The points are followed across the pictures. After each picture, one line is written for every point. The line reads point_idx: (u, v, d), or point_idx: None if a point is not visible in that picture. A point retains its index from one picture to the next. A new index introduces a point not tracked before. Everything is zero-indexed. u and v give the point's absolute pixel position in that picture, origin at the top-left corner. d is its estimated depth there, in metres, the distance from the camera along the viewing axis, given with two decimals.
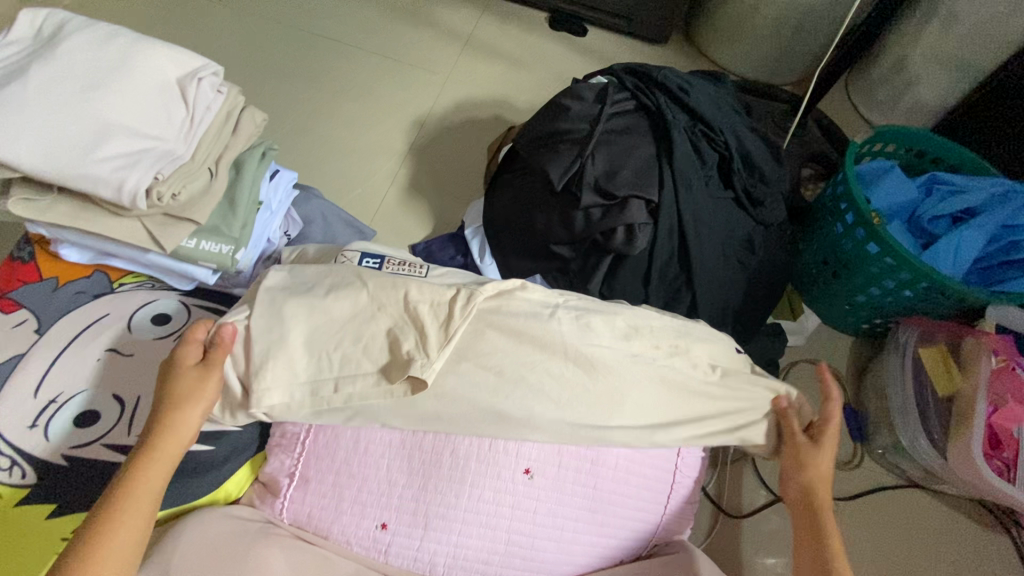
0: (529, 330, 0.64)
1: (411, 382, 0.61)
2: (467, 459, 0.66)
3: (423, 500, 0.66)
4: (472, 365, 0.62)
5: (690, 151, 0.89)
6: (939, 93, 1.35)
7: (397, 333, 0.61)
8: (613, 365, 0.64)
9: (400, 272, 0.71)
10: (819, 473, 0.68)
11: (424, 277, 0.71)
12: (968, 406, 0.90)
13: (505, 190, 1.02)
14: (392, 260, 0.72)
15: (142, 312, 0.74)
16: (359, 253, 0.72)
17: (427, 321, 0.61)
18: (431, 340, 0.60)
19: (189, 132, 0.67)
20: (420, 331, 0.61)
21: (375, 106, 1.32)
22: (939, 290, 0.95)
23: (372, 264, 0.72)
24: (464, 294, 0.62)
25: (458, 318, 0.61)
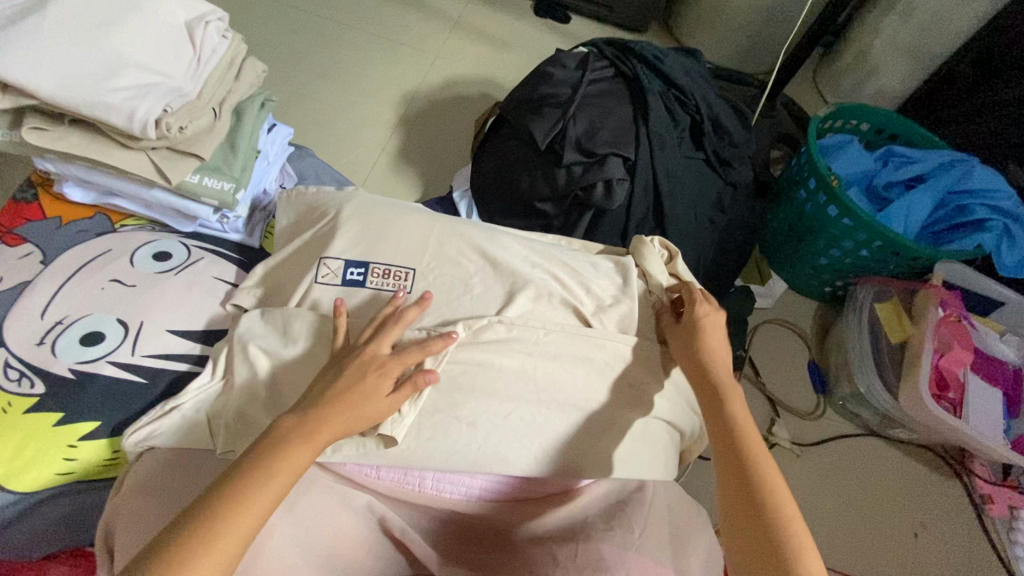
0: (485, 385, 0.69)
1: (382, 438, 0.67)
2: (456, 387, 0.68)
3: (417, 426, 0.68)
4: (444, 424, 0.67)
5: (664, 113, 0.96)
6: (896, 80, 1.44)
7: None
8: (577, 310, 0.74)
9: (383, 286, 0.73)
10: (715, 356, 0.69)
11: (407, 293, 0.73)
12: (917, 350, 0.97)
13: (492, 155, 1.07)
14: (376, 269, 0.74)
15: (145, 248, 0.78)
16: (342, 262, 0.74)
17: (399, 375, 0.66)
18: (402, 395, 0.66)
19: (196, 72, 0.71)
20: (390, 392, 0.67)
21: (366, 81, 1.37)
22: (892, 248, 1.03)
23: (356, 274, 0.73)
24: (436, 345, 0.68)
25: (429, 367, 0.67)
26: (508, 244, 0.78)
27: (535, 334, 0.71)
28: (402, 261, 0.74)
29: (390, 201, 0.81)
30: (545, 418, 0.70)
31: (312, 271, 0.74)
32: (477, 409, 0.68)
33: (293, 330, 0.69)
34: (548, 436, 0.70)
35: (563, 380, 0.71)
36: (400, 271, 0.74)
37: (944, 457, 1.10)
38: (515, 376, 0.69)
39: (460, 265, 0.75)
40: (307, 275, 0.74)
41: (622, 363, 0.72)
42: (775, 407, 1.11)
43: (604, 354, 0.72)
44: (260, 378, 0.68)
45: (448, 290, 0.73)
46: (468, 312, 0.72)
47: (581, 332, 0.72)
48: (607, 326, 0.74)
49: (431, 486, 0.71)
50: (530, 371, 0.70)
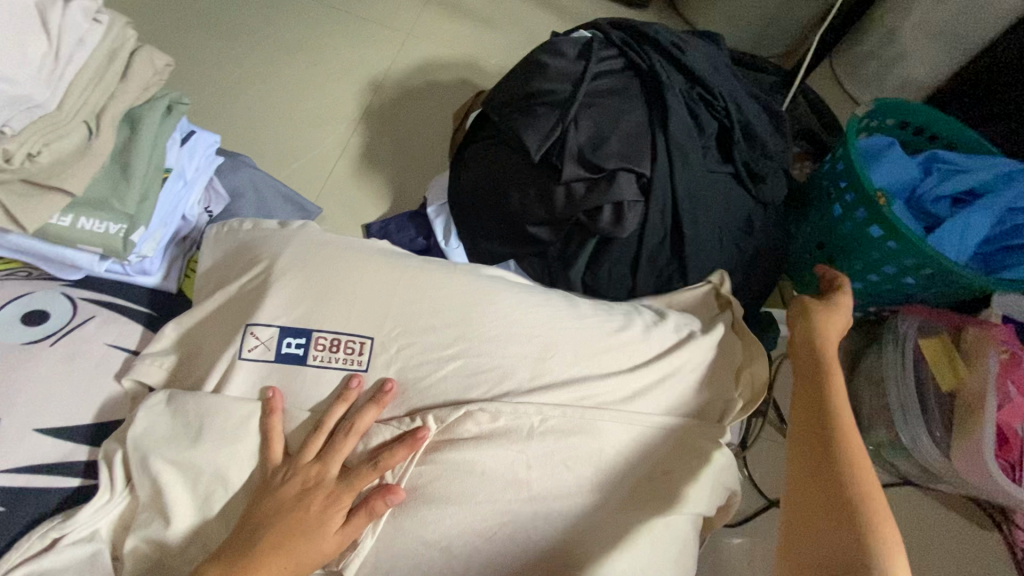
0: (468, 500, 0.52)
1: (330, 571, 0.52)
2: (429, 505, 0.52)
3: (378, 558, 0.51)
4: (413, 556, 0.51)
5: (686, 116, 0.78)
6: (929, 69, 1.27)
7: None
8: (587, 391, 0.57)
9: (332, 362, 0.55)
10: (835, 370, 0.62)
11: (363, 371, 0.56)
12: (972, 400, 0.84)
13: (474, 164, 0.88)
14: (321, 340, 0.55)
15: (11, 307, 0.59)
16: (275, 330, 0.55)
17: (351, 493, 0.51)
18: (352, 523, 0.51)
19: (55, 72, 0.51)
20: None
21: (323, 65, 1.15)
22: (945, 277, 0.88)
23: (294, 347, 0.55)
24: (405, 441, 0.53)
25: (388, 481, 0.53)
26: (495, 297, 0.60)
27: (526, 430, 0.54)
28: (355, 327, 0.56)
29: (342, 240, 0.63)
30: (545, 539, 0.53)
31: (235, 343, 0.56)
32: (455, 533, 0.52)
33: (206, 430, 0.51)
34: (551, 562, 0.53)
35: (569, 487, 0.54)
36: (352, 340, 0.56)
37: (987, 509, 0.97)
38: (506, 487, 0.53)
39: (430, 332, 0.57)
40: (227, 347, 0.56)
41: (643, 458, 0.56)
42: None
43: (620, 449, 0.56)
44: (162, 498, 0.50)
45: (416, 366, 0.56)
46: (441, 398, 0.55)
47: (593, 422, 0.56)
48: (623, 409, 0.57)
49: None
50: (528, 478, 0.53)
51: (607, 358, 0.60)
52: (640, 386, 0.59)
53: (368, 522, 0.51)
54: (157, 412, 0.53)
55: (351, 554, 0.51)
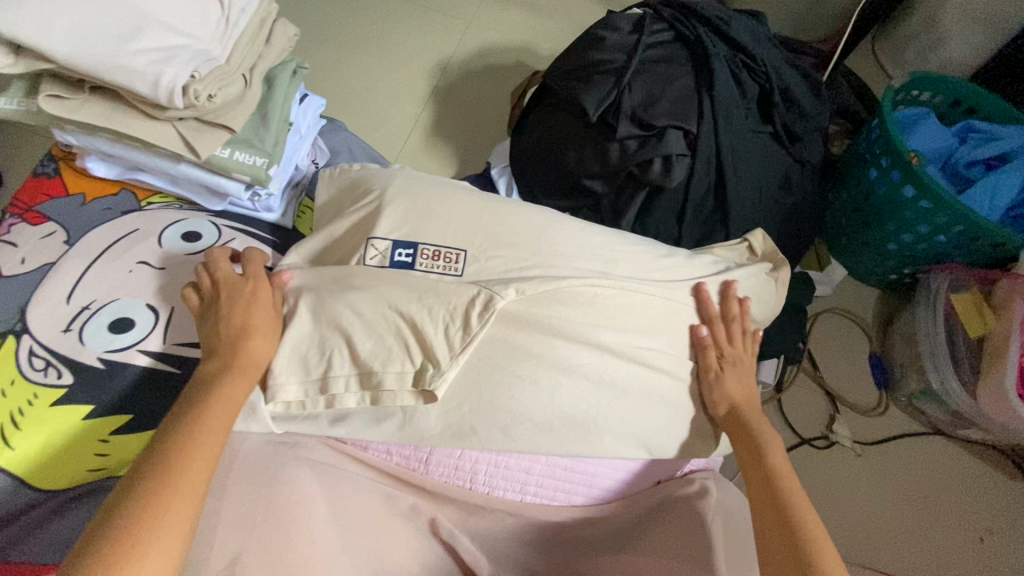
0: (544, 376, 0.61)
1: (422, 394, 0.60)
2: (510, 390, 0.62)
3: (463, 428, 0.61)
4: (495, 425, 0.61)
5: (730, 81, 0.87)
6: (971, 48, 1.32)
7: (407, 342, 0.60)
8: (645, 310, 0.66)
9: (433, 269, 0.65)
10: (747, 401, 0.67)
11: (459, 277, 0.65)
12: (1000, 348, 0.89)
13: (535, 129, 1.00)
14: (425, 250, 0.66)
15: (173, 228, 0.73)
16: (390, 243, 0.66)
17: (431, 335, 0.60)
18: (439, 352, 0.59)
19: (223, 34, 0.64)
20: (427, 351, 0.60)
21: (395, 49, 1.28)
22: (976, 233, 0.93)
23: (404, 257, 0.65)
24: (482, 299, 0.61)
25: (476, 326, 0.60)
26: (562, 226, 0.71)
27: (585, 318, 0.63)
28: (451, 241, 0.67)
29: (434, 178, 0.74)
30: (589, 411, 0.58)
31: (358, 254, 0.66)
32: (530, 406, 0.61)
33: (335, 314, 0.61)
34: (611, 433, 0.63)
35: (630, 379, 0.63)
36: (450, 251, 0.66)
37: (1015, 458, 1.02)
38: (576, 369, 0.62)
39: (511, 249, 0.67)
40: (352, 255, 0.67)
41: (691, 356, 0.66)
42: (835, 401, 1.04)
43: (670, 344, 0.66)
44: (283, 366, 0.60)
45: (500, 273, 0.65)
46: (529, 304, 0.62)
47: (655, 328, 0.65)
48: (676, 318, 0.66)
49: (484, 482, 0.66)
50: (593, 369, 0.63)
51: (658, 276, 0.70)
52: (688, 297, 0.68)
53: (461, 352, 0.59)
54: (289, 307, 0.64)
55: (440, 380, 0.59)
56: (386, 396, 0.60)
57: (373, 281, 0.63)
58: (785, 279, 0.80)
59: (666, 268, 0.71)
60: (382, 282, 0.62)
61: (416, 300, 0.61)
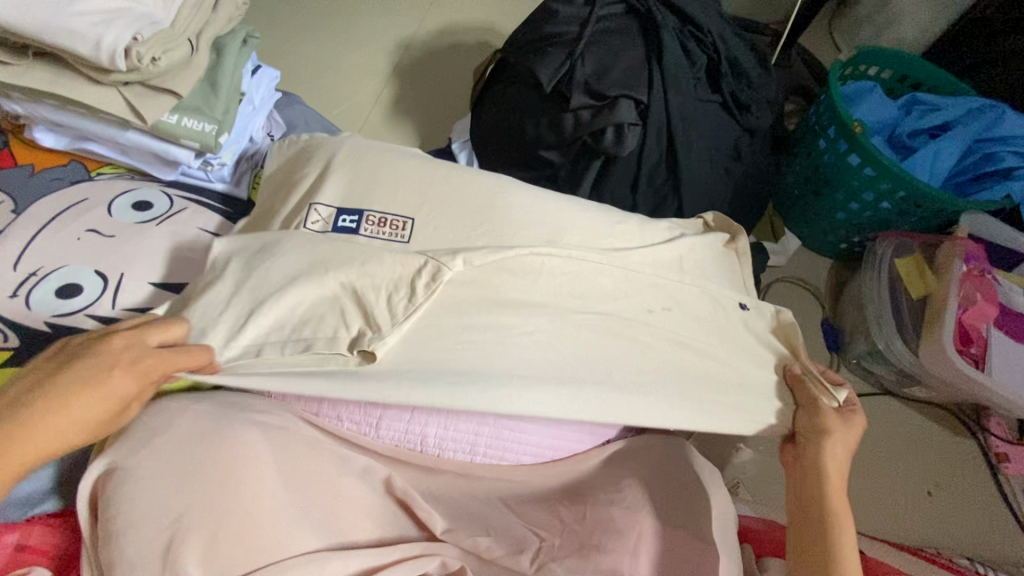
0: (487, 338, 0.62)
1: (362, 354, 0.59)
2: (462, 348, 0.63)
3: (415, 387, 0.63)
4: None
5: (679, 52, 0.89)
6: (921, 28, 1.37)
7: (346, 311, 0.60)
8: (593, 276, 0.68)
9: (380, 234, 0.66)
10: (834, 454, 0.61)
11: (406, 243, 0.66)
12: (939, 305, 0.94)
13: (494, 102, 1.01)
14: (371, 217, 0.67)
15: (123, 198, 0.73)
16: (333, 210, 0.67)
17: (373, 303, 0.60)
18: (381, 318, 0.60)
19: None
20: (367, 318, 0.60)
21: (357, 29, 1.28)
22: (917, 199, 0.97)
23: (348, 223, 0.67)
24: (430, 268, 0.62)
25: (421, 295, 0.60)
26: (513, 191, 0.72)
27: (533, 282, 0.66)
28: (398, 206, 0.68)
29: (388, 146, 0.75)
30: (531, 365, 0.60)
31: (301, 217, 0.67)
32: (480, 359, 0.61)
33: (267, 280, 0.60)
34: None
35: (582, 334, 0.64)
36: (397, 219, 0.67)
37: (959, 415, 1.07)
38: (519, 331, 0.63)
39: (461, 215, 0.69)
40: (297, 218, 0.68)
41: (644, 313, 0.67)
42: None
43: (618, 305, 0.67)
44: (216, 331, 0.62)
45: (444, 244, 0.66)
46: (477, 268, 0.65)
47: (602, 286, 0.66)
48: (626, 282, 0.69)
49: (434, 444, 0.67)
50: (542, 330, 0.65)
51: (608, 241, 0.72)
52: (635, 263, 0.70)
53: (402, 320, 0.59)
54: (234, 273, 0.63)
55: (379, 342, 0.58)
56: (313, 364, 0.58)
57: (310, 248, 0.62)
58: (743, 249, 0.81)
59: (614, 231, 0.73)
60: (321, 251, 0.62)
61: (359, 266, 0.61)
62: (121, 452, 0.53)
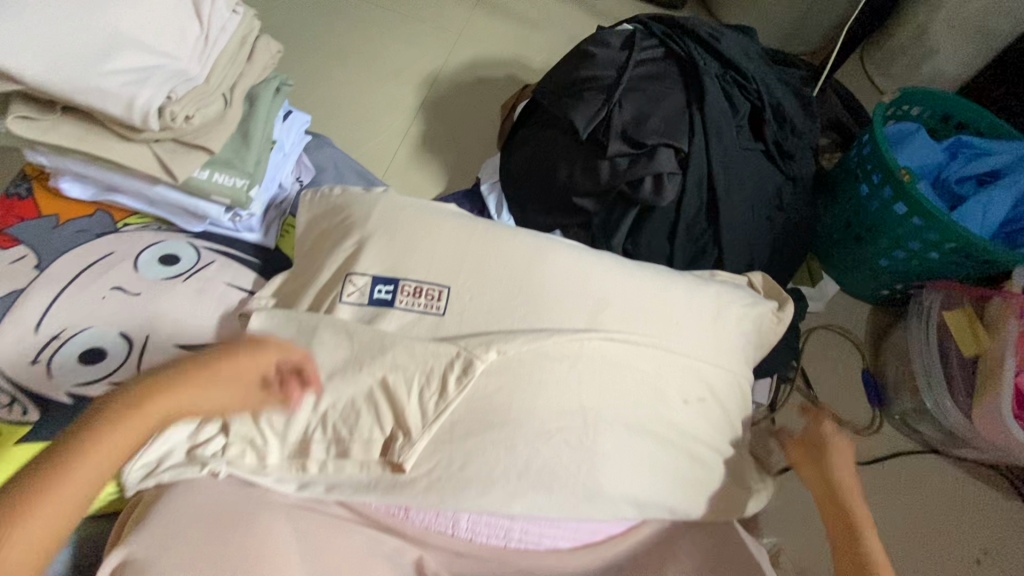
0: (521, 431, 0.60)
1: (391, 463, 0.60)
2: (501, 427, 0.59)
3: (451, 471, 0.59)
4: (484, 462, 0.59)
5: (722, 99, 0.86)
6: (959, 63, 1.33)
7: (378, 410, 0.60)
8: (640, 356, 0.65)
9: (414, 306, 0.63)
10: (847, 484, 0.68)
11: (440, 316, 0.64)
12: (992, 368, 0.88)
13: (526, 145, 0.98)
14: (406, 287, 0.64)
15: (149, 252, 0.70)
16: (369, 279, 0.64)
17: (404, 403, 0.60)
18: (412, 420, 0.59)
19: (203, 52, 0.62)
20: (398, 418, 0.60)
21: (384, 62, 1.27)
22: (967, 251, 0.93)
23: (384, 293, 0.64)
24: (460, 365, 0.60)
25: (452, 392, 0.59)
26: (553, 254, 0.70)
27: (571, 367, 0.63)
28: (436, 276, 0.65)
29: (422, 207, 0.71)
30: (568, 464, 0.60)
31: (336, 290, 0.65)
32: (520, 432, 0.60)
33: (304, 383, 0.61)
34: (602, 460, 0.61)
35: (627, 416, 0.63)
36: (432, 287, 0.64)
37: (1011, 478, 1.01)
38: (553, 414, 0.61)
39: (498, 285, 0.66)
40: (330, 292, 0.65)
41: (681, 416, 0.65)
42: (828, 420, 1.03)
43: (653, 379, 0.65)
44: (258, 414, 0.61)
45: (484, 316, 0.63)
46: (512, 352, 0.61)
47: (642, 363, 0.65)
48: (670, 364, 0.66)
49: (466, 528, 0.63)
50: (585, 408, 0.62)
51: (654, 309, 0.69)
52: (679, 341, 0.68)
53: (428, 426, 0.59)
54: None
55: (408, 451, 0.59)
56: (350, 465, 0.61)
57: (344, 347, 0.61)
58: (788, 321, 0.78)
59: (661, 298, 0.70)
60: (355, 350, 0.61)
61: (390, 366, 0.60)
62: (140, 543, 0.53)
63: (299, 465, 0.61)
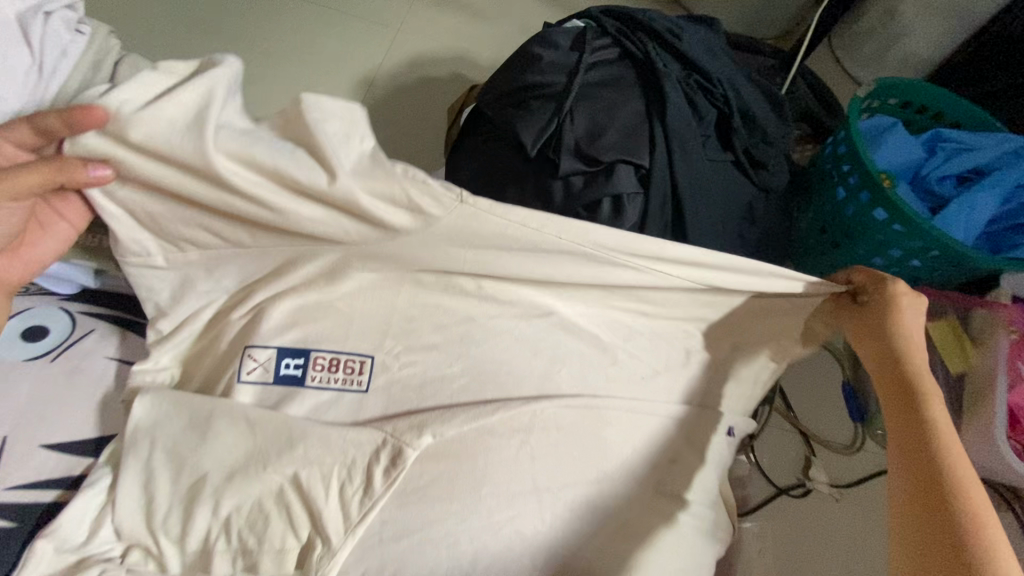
0: (461, 530, 0.51)
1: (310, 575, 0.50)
2: (439, 522, 0.51)
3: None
4: (420, 564, 0.50)
5: (685, 105, 0.76)
6: (931, 46, 1.25)
7: (290, 512, 0.50)
8: (604, 426, 0.56)
9: (330, 383, 0.53)
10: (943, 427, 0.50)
11: (363, 392, 0.53)
12: (985, 384, 0.82)
13: (471, 161, 0.87)
14: (319, 360, 0.53)
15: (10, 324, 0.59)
16: (273, 351, 0.53)
17: (321, 501, 0.49)
18: (331, 523, 0.49)
19: (35, 85, 0.50)
20: (314, 521, 0.50)
21: (313, 65, 1.13)
22: (951, 258, 0.86)
23: (294, 368, 0.53)
24: (387, 453, 0.50)
25: (379, 487, 0.49)
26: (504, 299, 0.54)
27: (521, 446, 0.53)
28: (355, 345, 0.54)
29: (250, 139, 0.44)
30: (523, 552, 0.53)
31: (235, 366, 0.54)
32: (463, 528, 0.51)
33: (200, 483, 0.50)
34: (559, 545, 0.54)
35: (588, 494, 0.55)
36: (352, 359, 0.53)
37: None
38: (499, 508, 0.52)
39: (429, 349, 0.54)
40: (228, 369, 0.54)
41: (640, 479, 0.57)
42: (808, 441, 0.95)
43: (613, 443, 0.57)
44: (151, 523, 0.51)
45: (415, 396, 0.53)
46: (450, 434, 0.51)
47: (602, 435, 0.56)
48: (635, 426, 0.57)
49: None
50: (538, 493, 0.53)
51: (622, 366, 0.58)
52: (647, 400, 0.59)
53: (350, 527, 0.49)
54: (144, 455, 0.52)
55: (327, 561, 0.48)
56: None
57: (247, 441, 0.50)
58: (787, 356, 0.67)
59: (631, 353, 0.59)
60: (260, 444, 0.50)
61: (303, 458, 0.50)
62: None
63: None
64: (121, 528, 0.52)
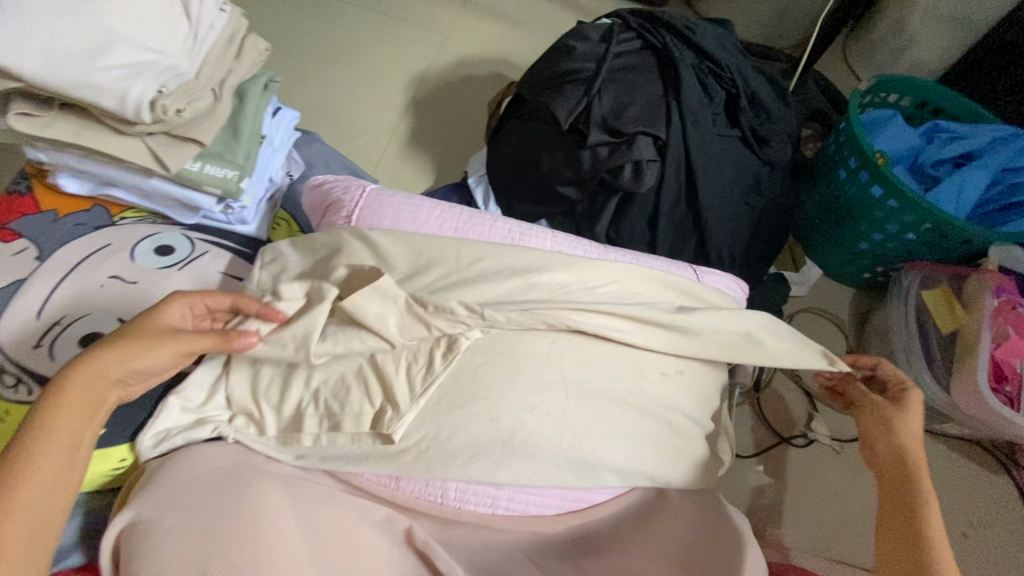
0: (502, 407, 0.62)
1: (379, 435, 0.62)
2: (485, 399, 0.62)
3: (439, 439, 0.62)
4: (469, 431, 0.62)
5: (698, 87, 0.89)
6: (939, 53, 1.34)
7: (368, 385, 0.62)
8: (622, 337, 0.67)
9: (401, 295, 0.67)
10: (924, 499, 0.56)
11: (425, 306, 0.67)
12: (971, 341, 0.92)
13: (510, 138, 1.01)
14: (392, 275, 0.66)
15: (144, 243, 0.73)
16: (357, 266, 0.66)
17: (393, 376, 0.61)
18: (400, 393, 0.61)
19: (192, 50, 0.66)
20: (387, 392, 0.62)
21: (372, 63, 1.30)
22: (942, 231, 0.95)
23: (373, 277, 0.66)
24: (445, 342, 0.62)
25: (439, 366, 0.61)
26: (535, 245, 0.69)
27: (552, 344, 0.65)
28: (420, 260, 0.67)
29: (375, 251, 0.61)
30: (554, 432, 0.64)
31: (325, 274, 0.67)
32: (503, 405, 0.62)
33: (295, 360, 0.63)
34: (582, 430, 0.64)
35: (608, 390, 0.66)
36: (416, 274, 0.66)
37: (994, 452, 1.03)
38: (534, 392, 0.63)
39: (479, 269, 0.67)
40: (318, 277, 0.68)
41: (654, 385, 0.68)
42: (813, 400, 1.04)
43: (632, 347, 0.67)
44: (256, 392, 0.64)
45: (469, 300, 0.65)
46: (496, 329, 0.64)
47: (620, 344, 0.67)
48: (648, 337, 0.68)
49: (455, 498, 0.65)
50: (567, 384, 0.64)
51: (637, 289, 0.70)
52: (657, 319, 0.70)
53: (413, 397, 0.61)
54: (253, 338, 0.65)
55: (396, 422, 0.61)
56: (341, 437, 0.63)
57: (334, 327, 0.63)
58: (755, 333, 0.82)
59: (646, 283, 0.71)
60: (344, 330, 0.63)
61: (376, 342, 0.62)
62: (144, 506, 0.56)
63: (292, 438, 0.64)
64: (232, 397, 0.65)
